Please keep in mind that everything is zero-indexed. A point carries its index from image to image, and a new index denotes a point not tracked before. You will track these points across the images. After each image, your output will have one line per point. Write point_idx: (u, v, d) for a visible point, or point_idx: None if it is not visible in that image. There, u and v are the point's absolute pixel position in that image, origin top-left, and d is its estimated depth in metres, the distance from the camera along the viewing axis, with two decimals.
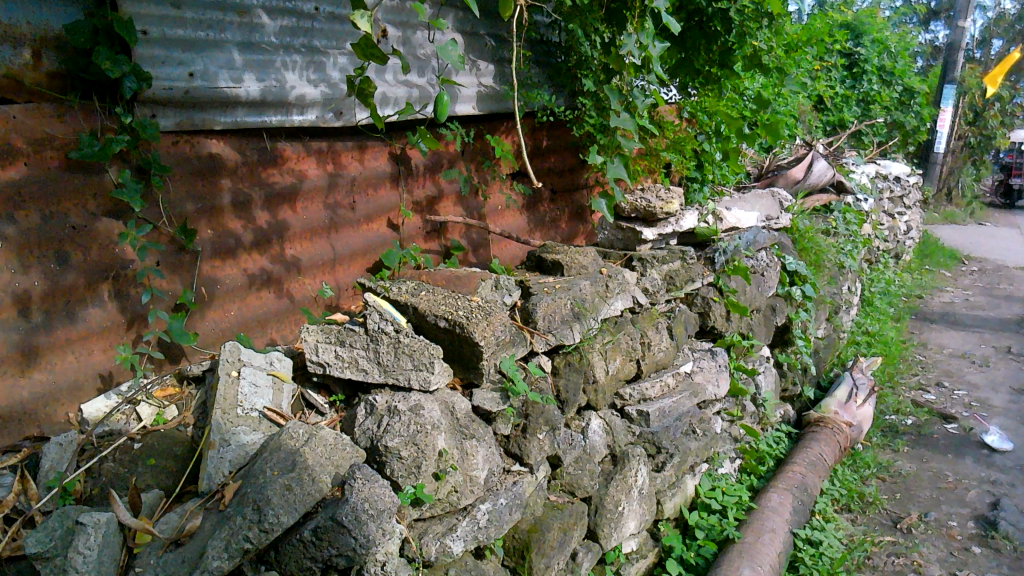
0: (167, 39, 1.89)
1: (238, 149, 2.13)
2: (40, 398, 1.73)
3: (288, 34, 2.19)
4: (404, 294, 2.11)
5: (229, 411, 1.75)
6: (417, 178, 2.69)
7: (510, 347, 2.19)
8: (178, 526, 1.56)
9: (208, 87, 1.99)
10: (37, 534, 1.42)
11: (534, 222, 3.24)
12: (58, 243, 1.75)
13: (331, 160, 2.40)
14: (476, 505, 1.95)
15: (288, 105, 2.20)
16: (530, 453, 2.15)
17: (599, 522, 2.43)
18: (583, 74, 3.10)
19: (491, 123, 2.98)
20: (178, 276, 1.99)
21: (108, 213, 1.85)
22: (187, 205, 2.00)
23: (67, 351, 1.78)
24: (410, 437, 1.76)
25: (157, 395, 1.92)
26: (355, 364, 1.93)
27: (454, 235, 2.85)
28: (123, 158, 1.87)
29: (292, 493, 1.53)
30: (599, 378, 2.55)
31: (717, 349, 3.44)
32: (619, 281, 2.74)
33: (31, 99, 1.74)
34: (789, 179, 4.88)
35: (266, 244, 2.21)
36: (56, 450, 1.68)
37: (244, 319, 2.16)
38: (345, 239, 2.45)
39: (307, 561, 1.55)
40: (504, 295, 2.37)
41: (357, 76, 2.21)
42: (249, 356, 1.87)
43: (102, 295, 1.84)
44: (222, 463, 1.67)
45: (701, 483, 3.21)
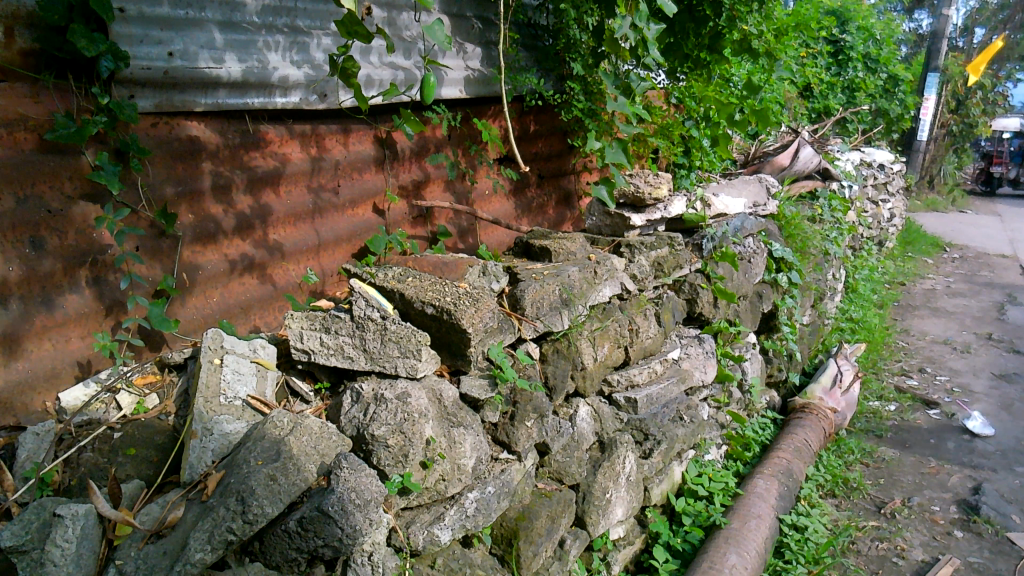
0: (145, 17, 1.85)
1: (219, 132, 2.09)
2: (17, 387, 1.68)
3: (271, 13, 2.14)
4: (391, 280, 2.07)
5: (212, 399, 1.70)
6: (403, 162, 2.65)
7: (498, 335, 2.16)
8: (160, 518, 1.52)
9: (189, 68, 1.94)
10: (12, 526, 1.37)
11: (521, 207, 3.20)
12: (33, 227, 1.71)
13: (315, 143, 2.36)
14: (464, 493, 1.92)
15: (270, 87, 2.16)
16: (518, 440, 2.12)
17: (588, 509, 2.41)
18: (571, 57, 3.08)
19: (478, 107, 2.93)
20: (158, 263, 1.95)
21: (84, 197, 1.80)
22: (167, 188, 1.96)
23: (44, 338, 1.73)
24: (397, 425, 1.73)
25: (137, 383, 1.88)
26: (341, 351, 1.89)
27: (440, 220, 2.82)
28: (99, 139, 1.82)
29: (276, 483, 1.48)
30: (587, 365, 2.52)
31: (704, 335, 3.43)
32: (608, 267, 2.71)
33: (4, 78, 1.68)
34: (775, 166, 4.87)
35: (248, 229, 2.16)
36: (33, 440, 1.63)
37: (227, 305, 2.12)
38: (330, 224, 2.41)
39: (292, 552, 1.52)
40: (492, 282, 2.32)
41: (339, 55, 2.14)
42: (232, 343, 1.83)
43: (79, 282, 1.80)
44: (204, 452, 1.63)
45: (688, 470, 3.21)
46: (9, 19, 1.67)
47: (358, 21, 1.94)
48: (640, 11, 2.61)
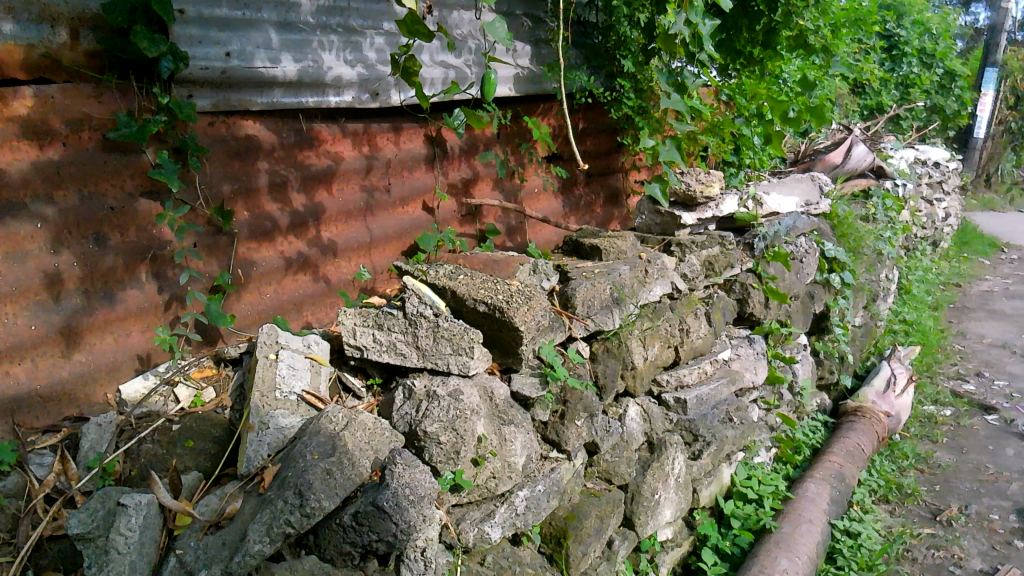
0: (204, 18, 1.89)
1: (273, 131, 2.14)
2: (81, 378, 1.76)
3: (325, 14, 2.18)
4: (443, 278, 2.07)
5: (267, 394, 1.71)
6: (452, 160, 2.68)
7: (549, 333, 2.13)
8: (219, 509, 1.52)
9: (244, 67, 1.98)
10: (81, 513, 1.41)
11: (569, 206, 3.19)
12: (96, 224, 1.77)
13: (367, 141, 2.39)
14: (514, 490, 1.92)
15: (324, 86, 2.19)
16: (568, 439, 2.10)
17: (636, 510, 2.38)
18: (621, 55, 3.04)
19: (528, 105, 2.94)
20: (215, 259, 2.01)
21: (145, 194, 1.86)
22: (224, 185, 2.01)
23: (107, 331, 1.80)
24: (449, 422, 1.72)
25: (194, 376, 1.92)
26: (393, 348, 1.89)
27: (489, 218, 2.83)
28: (160, 138, 1.88)
29: (333, 478, 1.48)
30: (637, 365, 2.50)
31: (755, 336, 3.36)
32: (659, 265, 2.68)
33: (70, 79, 1.74)
34: (827, 164, 4.79)
35: (302, 228, 2.21)
36: (96, 430, 1.69)
37: (280, 301, 2.17)
38: (382, 221, 2.44)
39: (347, 546, 1.51)
40: (542, 280, 2.30)
41: (401, 53, 2.17)
42: (286, 339, 1.85)
43: (140, 277, 1.86)
44: (261, 446, 1.63)
45: (737, 472, 3.15)
46: (75, 22, 1.73)
47: (419, 20, 1.96)
48: (694, 7, 2.60)
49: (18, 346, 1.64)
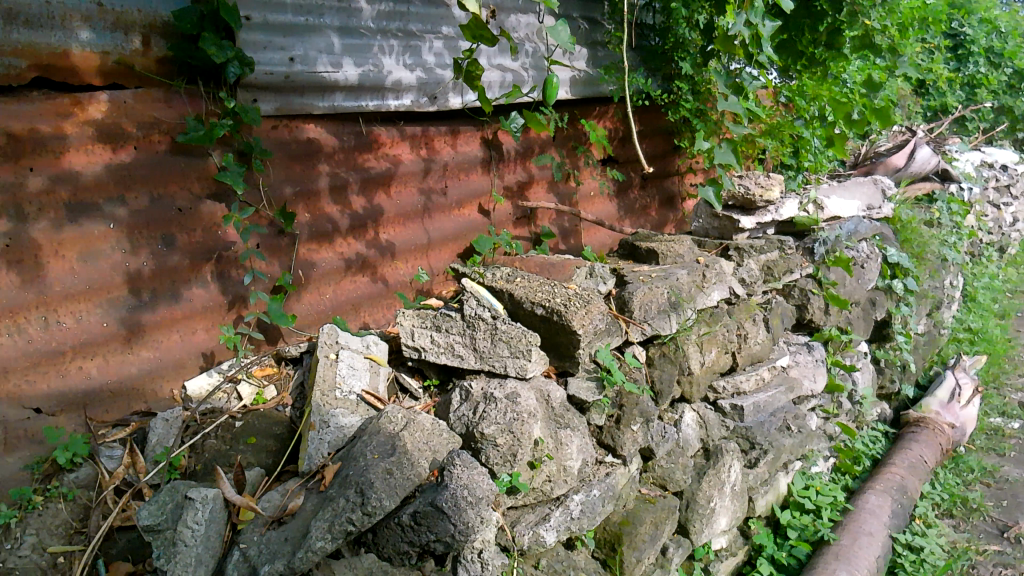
0: (269, 24, 1.94)
1: (334, 134, 2.18)
2: (149, 374, 1.81)
3: (385, 18, 2.21)
4: (499, 281, 2.08)
5: (327, 393, 1.75)
6: (508, 163, 2.69)
7: (605, 337, 2.14)
8: (281, 505, 1.55)
9: (307, 72, 2.02)
10: (149, 506, 1.46)
11: (623, 209, 3.18)
12: (164, 224, 1.82)
13: (425, 144, 2.41)
14: (569, 494, 1.90)
15: (384, 90, 2.23)
16: (624, 445, 2.08)
17: (691, 517, 2.35)
18: (679, 57, 3.00)
19: (584, 108, 2.94)
20: (276, 260, 2.05)
21: (211, 196, 1.91)
22: (286, 188, 2.05)
23: (173, 329, 1.86)
24: (506, 424, 1.72)
25: (257, 374, 1.96)
26: (451, 349, 1.90)
27: (544, 221, 2.83)
28: (225, 142, 1.93)
29: (393, 477, 1.49)
30: (694, 370, 2.45)
31: (815, 343, 3.29)
32: (717, 270, 2.66)
33: (141, 84, 1.80)
34: (889, 167, 4.67)
35: (361, 229, 2.25)
36: (162, 426, 1.73)
37: (339, 302, 2.21)
38: (439, 224, 2.47)
39: (404, 545, 1.52)
40: (599, 284, 2.29)
41: (464, 58, 2.22)
42: (346, 340, 1.88)
43: (206, 277, 1.91)
44: (322, 444, 1.67)
45: (794, 482, 3.08)
46: (147, 29, 1.79)
47: (483, 25, 1.97)
48: (755, 8, 2.57)
49: (90, 342, 1.70)
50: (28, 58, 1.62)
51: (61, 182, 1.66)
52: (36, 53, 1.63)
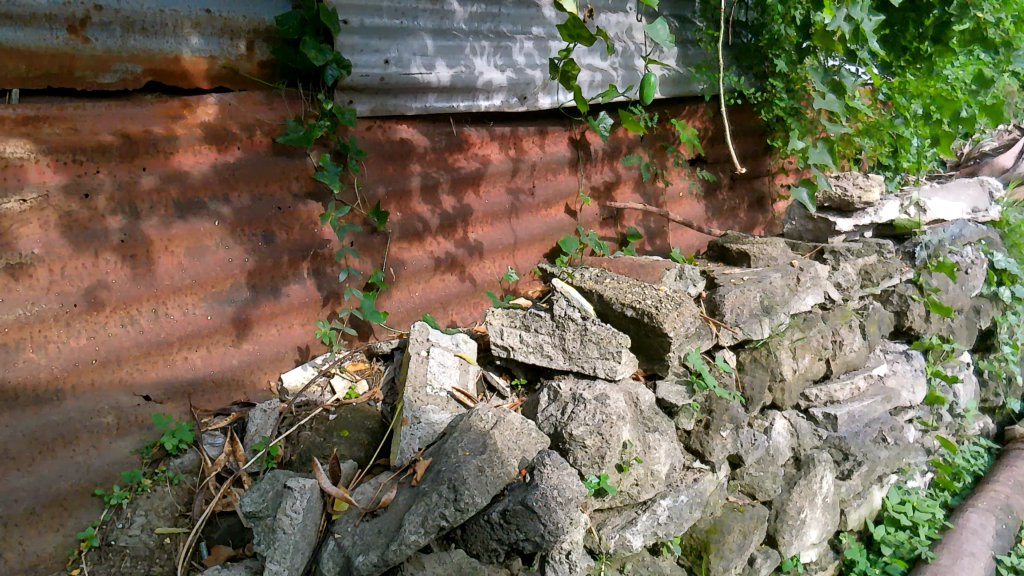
0: (365, 27, 1.98)
1: (426, 134, 2.22)
2: (248, 366, 1.88)
3: (477, 20, 2.24)
4: (589, 281, 2.08)
5: (419, 389, 1.77)
6: (595, 163, 2.68)
7: (696, 340, 2.12)
8: (375, 498, 1.58)
9: (402, 74, 2.06)
10: (251, 494, 1.52)
11: (711, 210, 3.12)
12: (266, 222, 1.89)
13: (514, 144, 2.44)
14: (656, 499, 1.87)
15: (475, 91, 2.25)
16: (713, 450, 2.04)
17: (780, 528, 2.29)
18: (774, 54, 2.92)
19: (674, 107, 2.90)
20: (370, 258, 2.10)
21: (309, 195, 1.98)
22: (379, 188, 2.10)
23: (272, 323, 1.93)
24: (595, 426, 1.71)
25: (349, 369, 2.02)
26: (539, 349, 1.91)
27: (630, 222, 2.81)
28: (323, 142, 2.00)
29: (485, 475, 1.50)
30: (787, 378, 2.37)
31: (913, 352, 3.15)
32: (812, 274, 2.58)
33: (244, 87, 1.88)
34: (995, 168, 4.43)
35: (450, 229, 2.28)
36: (261, 416, 1.79)
37: (428, 300, 2.25)
38: (526, 224, 2.49)
39: (494, 543, 1.53)
40: (688, 286, 2.28)
41: (561, 59, 2.25)
42: (437, 337, 1.92)
43: (302, 273, 1.98)
44: (413, 439, 1.68)
45: (889, 496, 2.96)
46: (251, 34, 1.85)
47: (581, 24, 1.95)
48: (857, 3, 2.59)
49: (196, 334, 1.77)
50: (144, 63, 1.70)
51: (171, 181, 1.73)
52: (151, 58, 1.71)
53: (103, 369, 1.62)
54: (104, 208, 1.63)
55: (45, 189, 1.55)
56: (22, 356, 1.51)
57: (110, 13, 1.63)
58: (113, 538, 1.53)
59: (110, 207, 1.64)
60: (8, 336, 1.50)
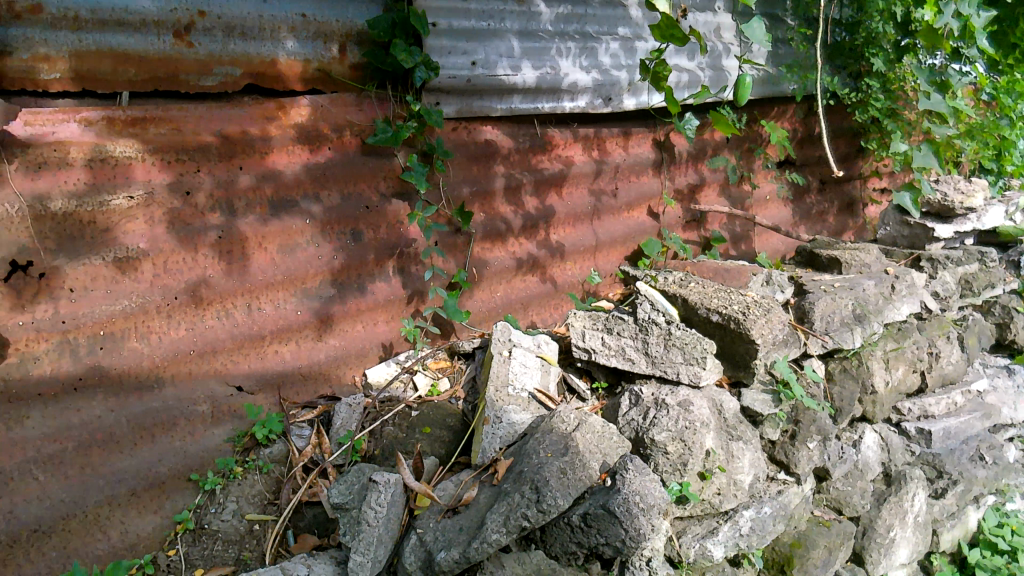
0: (453, 30, 2.00)
1: (511, 135, 2.23)
2: (335, 361, 1.93)
3: (562, 21, 2.24)
4: (673, 286, 2.07)
5: (501, 388, 1.78)
6: (680, 165, 2.65)
7: (783, 348, 2.07)
8: (456, 495, 1.60)
9: (488, 75, 2.07)
10: (338, 486, 1.57)
11: (799, 214, 3.04)
12: (354, 221, 1.94)
13: (597, 146, 2.43)
14: (739, 510, 1.83)
15: (560, 92, 2.25)
16: (798, 462, 1.98)
17: (867, 546, 2.20)
18: (871, 53, 2.81)
19: (762, 107, 2.83)
20: (454, 257, 2.13)
21: (396, 194, 2.02)
22: (464, 188, 2.12)
23: (358, 320, 1.97)
24: (678, 432, 1.70)
25: (432, 366, 2.06)
26: (622, 353, 1.89)
27: (714, 225, 2.77)
28: (410, 143, 2.03)
29: (567, 477, 1.50)
30: (878, 389, 2.29)
31: (1016, 367, 2.98)
32: (908, 282, 2.47)
33: (336, 89, 1.93)
34: None
35: (533, 229, 2.29)
36: (346, 410, 1.84)
37: (509, 300, 2.26)
38: (608, 226, 2.48)
39: (573, 546, 1.53)
40: (776, 292, 2.23)
41: (652, 60, 2.23)
42: (519, 338, 1.92)
43: (388, 271, 2.02)
44: (494, 438, 1.70)
45: (986, 518, 2.81)
46: (344, 38, 1.90)
47: (675, 24, 1.94)
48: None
49: (286, 328, 1.83)
50: (243, 66, 1.76)
51: (266, 180, 1.79)
52: (250, 62, 1.76)
53: (199, 359, 1.69)
54: (204, 205, 1.70)
55: (151, 186, 1.62)
56: (127, 345, 1.59)
57: (213, 19, 1.69)
58: (206, 521, 1.60)
59: (210, 204, 1.71)
60: (115, 326, 1.57)
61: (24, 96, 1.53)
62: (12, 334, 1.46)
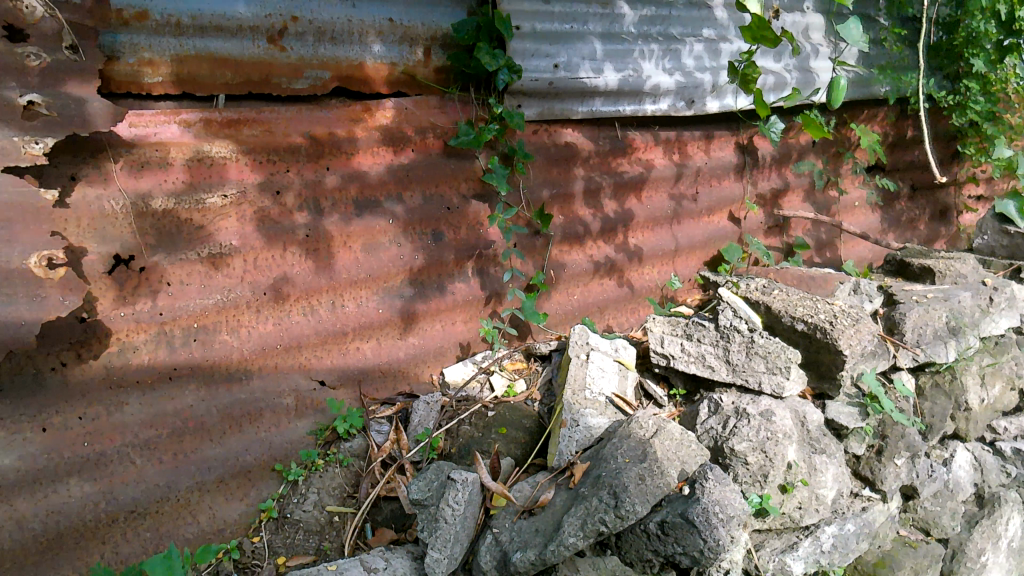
0: (537, 33, 2.00)
1: (591, 138, 2.22)
2: (414, 359, 1.97)
3: (647, 23, 2.22)
4: (755, 292, 2.02)
5: (578, 392, 1.78)
6: (763, 169, 2.60)
7: (871, 360, 2.01)
8: (532, 497, 1.60)
9: (570, 78, 2.07)
10: (418, 482, 1.60)
11: (887, 221, 2.96)
12: (435, 222, 1.97)
13: (678, 149, 2.41)
14: (821, 525, 1.76)
15: (642, 95, 2.23)
16: (885, 479, 1.92)
17: (956, 570, 2.10)
18: (971, 53, 2.70)
19: (850, 110, 2.75)
20: (532, 259, 2.14)
21: (476, 196, 2.04)
22: (543, 191, 2.14)
23: (437, 319, 2.01)
24: (759, 443, 1.66)
25: (508, 367, 2.07)
26: (701, 359, 1.86)
27: (797, 231, 2.71)
28: (491, 145, 2.05)
29: (646, 483, 1.48)
30: (972, 406, 2.21)
31: None
32: (1008, 295, 2.36)
33: (421, 92, 1.96)
34: None
35: (611, 233, 2.28)
36: (424, 408, 1.86)
37: (586, 303, 2.26)
38: (687, 230, 2.45)
39: (649, 553, 1.52)
40: (864, 301, 2.17)
41: (742, 61, 2.23)
42: (597, 341, 1.92)
43: (467, 272, 2.04)
44: (571, 442, 1.70)
45: None
46: (429, 41, 1.92)
47: (764, 25, 1.91)
48: None
49: (368, 325, 1.88)
50: (332, 70, 1.79)
51: (352, 180, 1.84)
52: (338, 65, 1.80)
53: (285, 354, 1.75)
54: (293, 205, 1.75)
55: (243, 186, 1.68)
56: (219, 338, 1.65)
57: (305, 24, 1.73)
58: (289, 510, 1.65)
59: (298, 204, 1.76)
60: (208, 319, 1.64)
61: (129, 99, 1.59)
62: (115, 324, 1.52)
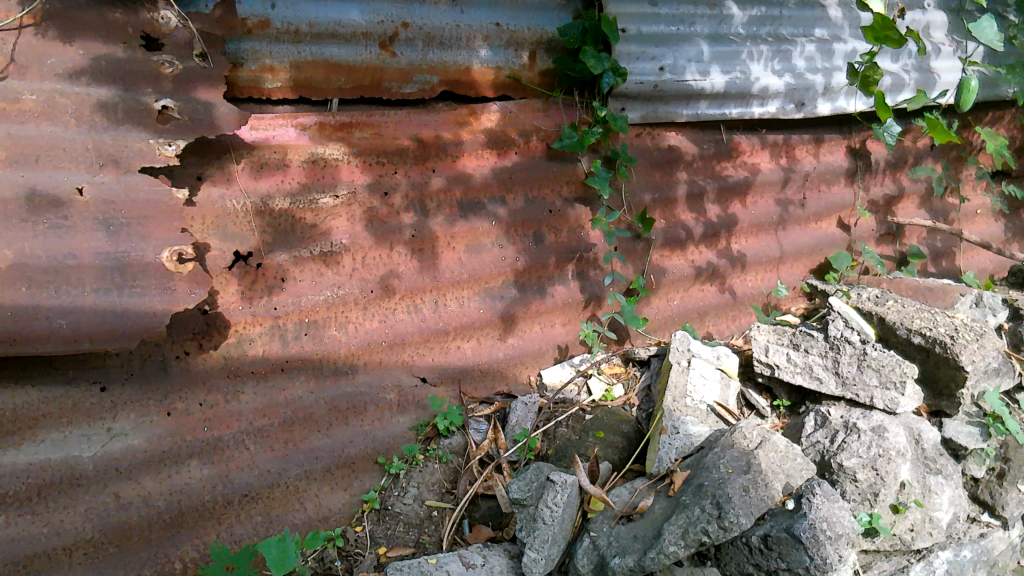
0: (642, 35, 1.98)
1: (695, 141, 2.19)
2: (512, 359, 1.98)
3: (756, 24, 2.18)
4: (868, 302, 1.95)
5: (678, 399, 1.76)
6: (876, 174, 2.52)
7: (995, 378, 1.89)
8: (631, 502, 1.59)
9: (676, 81, 2.04)
10: (518, 482, 1.62)
11: (1011, 231, 2.80)
12: (536, 224, 1.99)
13: (785, 153, 2.35)
14: (933, 549, 1.68)
15: (750, 97, 2.18)
16: (1006, 504, 1.81)
17: None
18: None
19: (973, 113, 2.61)
20: (633, 263, 2.12)
21: (578, 199, 2.05)
22: (646, 194, 2.12)
23: (536, 321, 2.02)
24: (870, 459, 1.59)
25: (607, 371, 2.07)
26: (809, 371, 1.81)
27: (911, 239, 2.60)
28: (594, 149, 2.05)
29: (749, 496, 1.45)
30: None
31: None
32: None
33: (525, 95, 1.98)
34: None
35: (714, 238, 2.25)
36: (522, 408, 1.87)
37: (686, 309, 2.22)
38: (793, 236, 2.39)
39: (750, 567, 1.48)
40: (987, 315, 2.06)
41: (862, 63, 2.23)
42: (698, 348, 1.89)
43: (567, 274, 2.05)
44: (670, 449, 1.67)
45: None
46: (534, 45, 1.94)
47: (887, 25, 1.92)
48: None
49: (469, 325, 1.91)
50: (440, 74, 1.83)
51: (456, 182, 1.88)
52: (446, 70, 1.84)
53: (390, 350, 1.80)
54: (400, 205, 1.81)
55: (354, 187, 1.74)
56: (328, 333, 1.72)
57: (415, 30, 1.77)
58: (390, 503, 1.69)
59: (405, 204, 1.81)
60: (319, 314, 1.71)
61: (251, 103, 1.67)
62: (234, 316, 1.60)
